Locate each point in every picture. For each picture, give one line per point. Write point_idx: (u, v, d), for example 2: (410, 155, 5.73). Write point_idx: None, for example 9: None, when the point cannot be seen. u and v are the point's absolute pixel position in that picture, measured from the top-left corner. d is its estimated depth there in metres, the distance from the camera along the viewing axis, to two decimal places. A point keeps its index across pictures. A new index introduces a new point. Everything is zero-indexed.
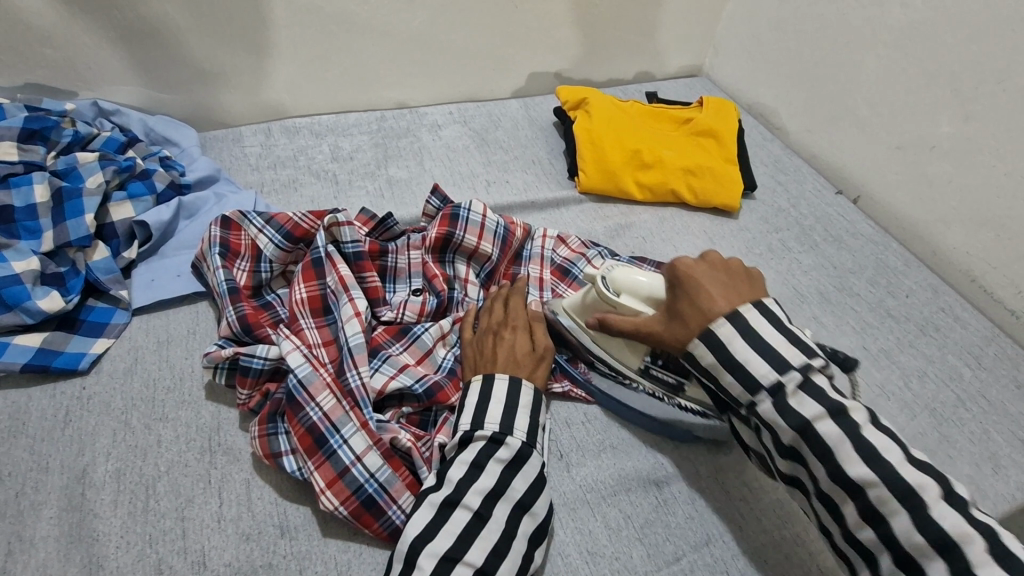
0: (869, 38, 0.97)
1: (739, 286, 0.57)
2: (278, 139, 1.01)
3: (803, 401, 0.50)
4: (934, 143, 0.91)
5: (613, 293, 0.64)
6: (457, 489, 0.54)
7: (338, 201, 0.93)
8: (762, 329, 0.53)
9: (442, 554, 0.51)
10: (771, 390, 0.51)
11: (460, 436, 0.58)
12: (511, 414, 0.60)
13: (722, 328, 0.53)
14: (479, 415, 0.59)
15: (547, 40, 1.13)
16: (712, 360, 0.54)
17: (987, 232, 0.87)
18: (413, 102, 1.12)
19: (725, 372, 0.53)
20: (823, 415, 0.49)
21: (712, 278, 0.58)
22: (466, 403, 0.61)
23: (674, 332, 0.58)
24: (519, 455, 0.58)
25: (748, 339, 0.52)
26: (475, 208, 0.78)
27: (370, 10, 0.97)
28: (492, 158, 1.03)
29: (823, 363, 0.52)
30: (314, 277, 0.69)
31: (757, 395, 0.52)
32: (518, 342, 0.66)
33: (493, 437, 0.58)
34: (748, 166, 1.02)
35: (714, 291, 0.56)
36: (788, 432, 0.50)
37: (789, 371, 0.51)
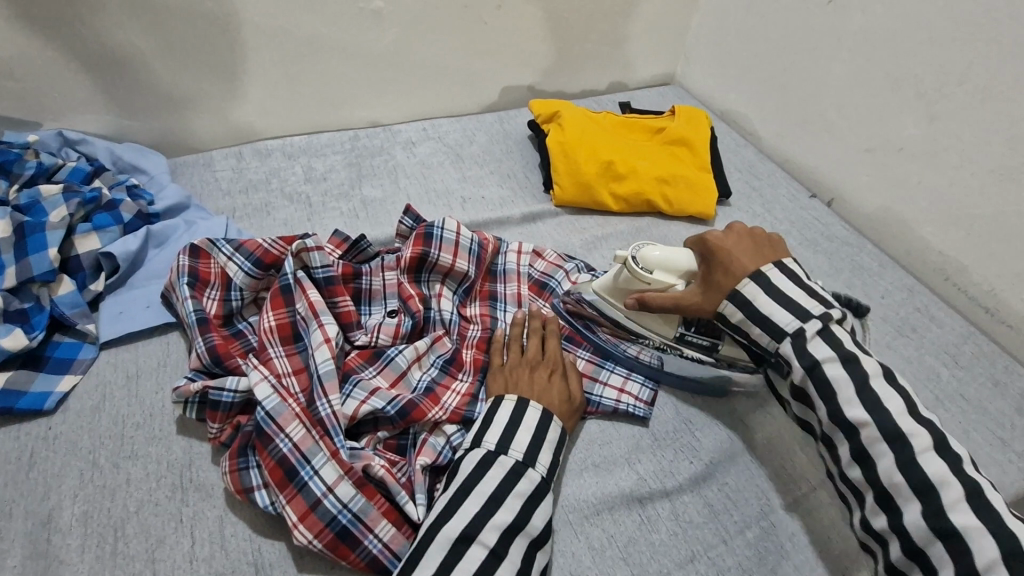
0: (833, 43, 0.99)
1: (762, 250, 0.66)
2: (249, 162, 1.00)
3: (818, 346, 0.59)
4: (902, 144, 0.92)
5: (646, 270, 0.69)
6: (473, 524, 0.53)
7: (312, 223, 0.92)
8: (781, 283, 0.62)
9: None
10: (793, 335, 0.59)
11: (483, 455, 0.58)
12: (536, 445, 0.59)
13: (747, 286, 0.62)
14: (505, 439, 0.59)
15: (518, 55, 1.14)
16: (741, 316, 0.62)
17: (958, 231, 0.88)
18: (386, 120, 1.12)
19: (753, 325, 0.62)
20: (833, 359, 0.58)
21: (741, 246, 0.66)
22: (497, 419, 0.61)
23: (706, 298, 0.66)
24: (538, 490, 0.57)
25: (769, 295, 0.61)
26: (447, 226, 0.78)
27: (339, 30, 0.97)
28: (467, 175, 1.03)
29: (840, 316, 0.61)
30: (282, 305, 0.68)
31: (781, 343, 0.60)
32: (554, 386, 0.66)
33: (516, 466, 0.57)
34: (722, 173, 1.03)
35: (743, 258, 0.64)
36: (799, 372, 0.59)
37: (809, 321, 0.60)
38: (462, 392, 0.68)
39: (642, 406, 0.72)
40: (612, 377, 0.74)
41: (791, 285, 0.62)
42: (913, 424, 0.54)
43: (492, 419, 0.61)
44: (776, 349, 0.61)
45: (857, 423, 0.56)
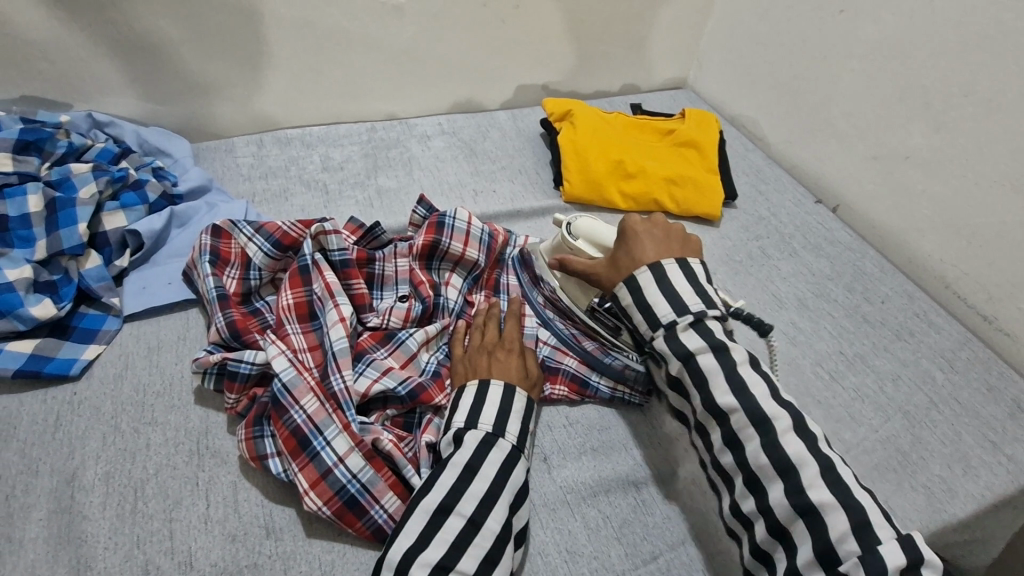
0: (844, 52, 1.00)
1: (671, 245, 0.68)
2: (270, 150, 1.03)
3: (690, 337, 0.60)
4: (907, 153, 0.94)
5: (574, 235, 0.76)
6: (449, 495, 0.56)
7: (328, 209, 0.95)
8: (676, 280, 0.63)
9: (433, 563, 0.52)
10: (666, 329, 0.61)
11: (454, 433, 0.60)
12: (504, 418, 0.62)
13: (643, 273, 0.64)
14: (474, 414, 0.61)
15: (534, 55, 1.17)
16: (629, 300, 0.64)
17: (959, 240, 0.90)
18: (403, 113, 1.15)
19: (638, 311, 0.64)
20: (703, 348, 0.59)
21: (651, 234, 0.68)
22: (461, 404, 0.63)
23: (611, 278, 0.68)
24: (510, 456, 0.60)
25: (659, 284, 0.63)
26: (459, 216, 0.81)
27: (361, 24, 1.00)
28: (479, 169, 1.05)
29: (717, 313, 0.62)
30: (300, 284, 0.70)
31: (655, 332, 0.62)
32: (512, 363, 0.67)
33: (486, 437, 0.60)
34: (729, 176, 1.04)
35: (647, 246, 0.67)
36: (674, 364, 0.61)
37: (684, 313, 0.61)
38: None
39: (637, 394, 0.73)
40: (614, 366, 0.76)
41: (682, 279, 0.63)
42: (777, 410, 0.57)
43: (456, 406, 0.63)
44: (652, 339, 0.62)
45: (751, 427, 0.53)
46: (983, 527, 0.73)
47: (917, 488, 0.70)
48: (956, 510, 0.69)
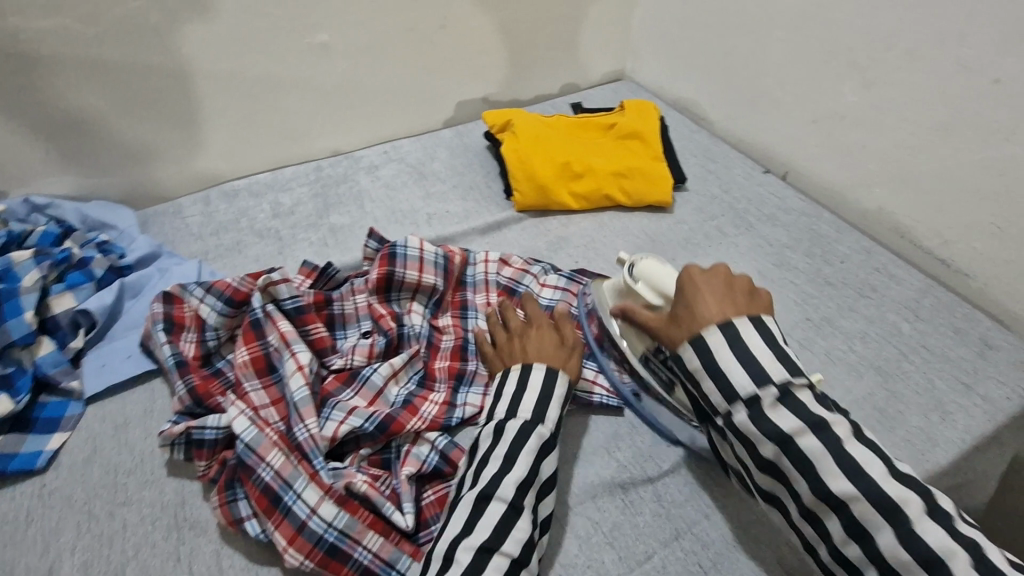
0: (768, 23, 1.02)
1: (736, 299, 0.63)
2: (217, 205, 1.02)
3: (783, 416, 0.56)
4: (842, 113, 0.95)
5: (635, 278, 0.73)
6: (490, 484, 0.57)
7: (283, 256, 0.94)
8: (749, 338, 0.59)
9: (477, 545, 0.54)
10: (747, 399, 0.57)
11: (495, 425, 0.62)
12: (544, 403, 0.63)
13: (712, 336, 0.59)
14: (514, 403, 0.63)
15: (468, 70, 1.17)
16: (698, 364, 0.60)
17: (906, 190, 0.91)
18: (347, 148, 1.15)
19: (708, 378, 0.59)
20: (802, 429, 0.55)
21: (713, 286, 0.64)
22: (503, 392, 0.65)
23: (669, 333, 0.65)
24: (547, 445, 0.61)
25: (734, 348, 0.58)
26: (411, 243, 0.81)
27: (289, 67, 1.00)
28: (430, 192, 1.05)
29: (806, 381, 0.58)
30: (254, 339, 0.69)
31: (734, 405, 0.58)
32: (547, 340, 0.70)
33: (526, 425, 0.61)
34: (676, 161, 1.05)
35: (711, 302, 0.62)
36: (769, 446, 0.56)
37: (768, 386, 0.57)
38: (440, 402, 0.71)
39: (615, 396, 0.74)
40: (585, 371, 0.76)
41: (763, 344, 0.59)
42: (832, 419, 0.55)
43: (500, 394, 0.65)
44: (728, 415, 0.58)
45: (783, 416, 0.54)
46: (969, 470, 0.74)
47: (897, 443, 0.71)
48: (938, 458, 0.69)
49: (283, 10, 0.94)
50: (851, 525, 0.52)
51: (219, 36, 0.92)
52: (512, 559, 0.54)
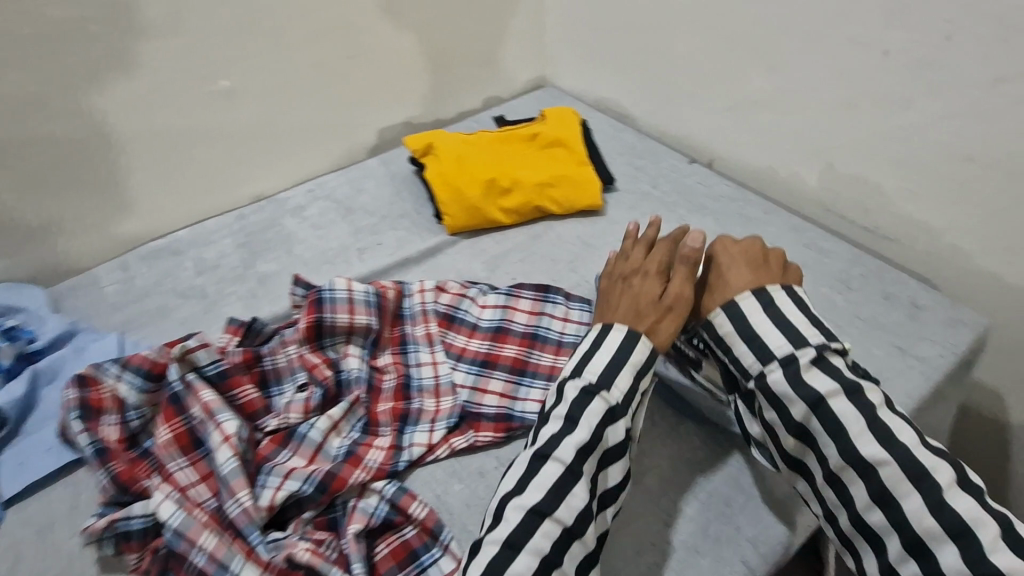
0: (671, 18, 1.03)
1: (769, 269, 0.70)
2: (137, 270, 0.97)
3: (818, 378, 0.60)
4: (753, 97, 0.97)
5: None
6: (550, 444, 0.60)
7: (211, 315, 0.90)
8: (783, 305, 0.65)
9: (530, 505, 0.56)
10: (782, 359, 0.62)
11: (561, 383, 0.65)
12: (614, 370, 0.63)
13: (746, 301, 0.66)
14: (581, 364, 0.65)
15: (384, 97, 1.15)
16: (729, 330, 0.66)
17: (823, 164, 0.93)
18: (270, 191, 1.11)
19: (741, 342, 0.65)
20: (835, 391, 0.59)
21: (748, 260, 0.70)
22: (579, 349, 0.67)
23: (704, 304, 0.70)
24: (610, 410, 0.61)
25: (767, 312, 0.65)
26: (337, 286, 0.78)
27: (195, 117, 0.97)
28: (360, 226, 1.02)
29: (839, 347, 0.63)
30: (174, 415, 0.65)
31: (770, 365, 0.63)
32: (649, 286, 0.71)
33: (588, 388, 0.62)
34: (602, 163, 1.05)
35: (742, 271, 0.69)
36: (801, 407, 0.60)
37: (805, 347, 0.62)
38: (385, 447, 0.69)
39: None
40: (532, 392, 0.75)
41: (796, 312, 0.65)
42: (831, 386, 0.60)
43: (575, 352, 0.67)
44: (762, 376, 0.63)
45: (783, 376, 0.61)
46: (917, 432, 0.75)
47: None
48: None
49: (175, 59, 0.92)
50: (847, 452, 0.58)
51: (124, 96, 0.90)
52: (565, 527, 0.56)
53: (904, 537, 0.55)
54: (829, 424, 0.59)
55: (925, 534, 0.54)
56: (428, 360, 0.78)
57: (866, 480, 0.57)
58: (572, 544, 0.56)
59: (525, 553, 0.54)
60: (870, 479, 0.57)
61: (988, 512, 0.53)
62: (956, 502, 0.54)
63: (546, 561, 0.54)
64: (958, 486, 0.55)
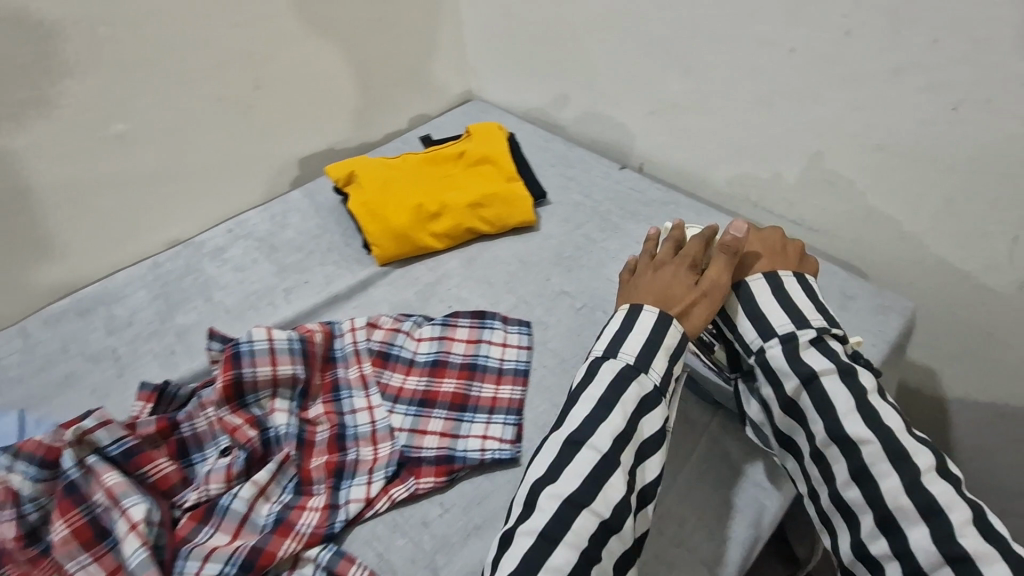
0: (585, 27, 1.02)
1: (790, 259, 0.69)
2: (39, 336, 0.89)
3: (814, 356, 0.60)
4: (673, 100, 0.97)
5: None
6: (583, 432, 0.58)
7: (124, 378, 0.83)
8: (794, 290, 0.65)
9: (566, 495, 0.54)
10: (782, 337, 0.62)
11: (593, 363, 0.62)
12: (650, 352, 0.62)
13: (760, 283, 0.66)
14: (615, 345, 0.63)
15: (300, 125, 1.10)
16: (738, 307, 0.66)
17: (747, 162, 0.94)
18: (185, 235, 1.05)
19: (745, 319, 0.65)
20: (831, 370, 0.59)
21: (772, 249, 0.70)
22: (606, 332, 0.65)
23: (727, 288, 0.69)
24: (644, 395, 0.60)
25: (776, 295, 0.65)
26: (255, 337, 0.72)
27: (110, 165, 0.93)
28: (286, 264, 0.97)
29: (838, 333, 0.62)
30: (71, 508, 0.59)
31: (771, 341, 0.63)
32: (678, 272, 0.68)
33: (628, 368, 0.61)
34: (532, 177, 1.03)
35: (767, 260, 0.68)
36: (794, 382, 0.60)
37: (806, 328, 0.62)
38: (320, 507, 0.64)
39: (508, 447, 0.69)
40: (474, 428, 0.72)
41: (803, 297, 0.65)
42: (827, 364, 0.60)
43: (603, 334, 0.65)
44: (762, 351, 0.63)
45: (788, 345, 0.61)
46: None
47: None
48: None
49: (57, 108, 0.85)
50: (834, 428, 0.58)
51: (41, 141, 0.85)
52: (601, 519, 0.53)
53: (877, 514, 0.55)
54: (818, 399, 0.59)
55: (898, 512, 0.54)
56: (363, 405, 0.74)
57: (847, 457, 0.57)
58: (607, 537, 0.53)
59: (564, 547, 0.51)
60: (851, 456, 0.57)
61: (962, 498, 0.53)
62: (931, 485, 0.54)
63: (583, 556, 0.52)
64: (936, 472, 0.54)
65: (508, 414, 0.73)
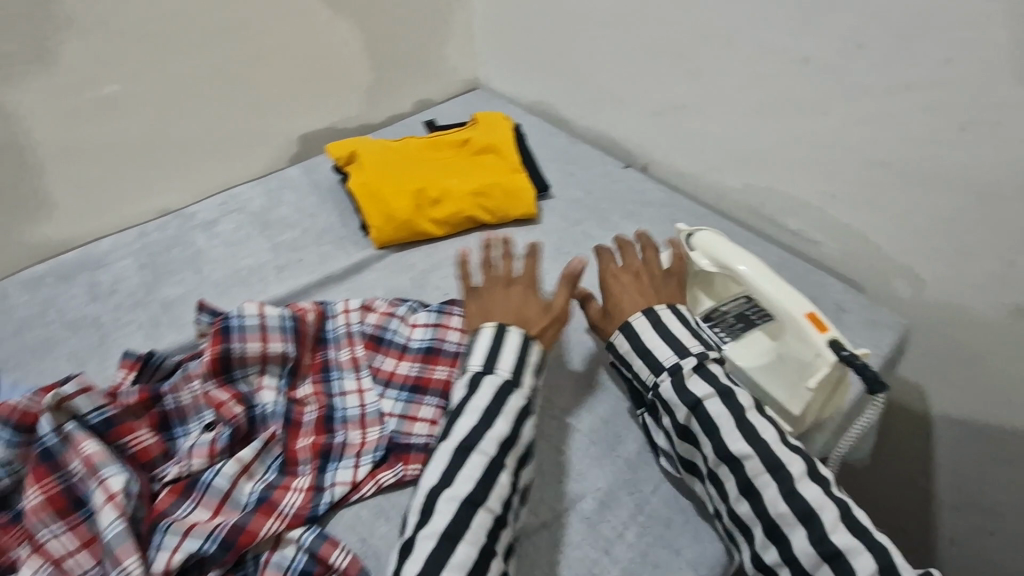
0: (597, 23, 1.02)
1: (654, 289, 0.73)
2: (17, 299, 0.86)
3: (697, 383, 0.64)
4: (680, 102, 0.97)
5: (693, 250, 0.75)
6: (469, 438, 0.59)
7: (104, 347, 0.81)
8: (667, 320, 0.69)
9: (463, 496, 0.56)
10: (670, 369, 0.66)
11: (472, 377, 0.63)
12: (521, 366, 0.64)
13: (638, 319, 0.69)
14: (491, 358, 0.64)
15: (300, 101, 1.08)
16: (627, 347, 0.69)
17: (749, 168, 0.94)
18: (177, 205, 1.03)
19: (636, 356, 0.68)
20: (712, 394, 0.63)
21: (633, 280, 0.74)
22: (478, 346, 0.65)
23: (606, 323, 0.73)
24: (524, 407, 0.63)
25: (656, 329, 0.68)
26: (245, 312, 0.71)
27: (107, 132, 0.91)
28: (278, 241, 0.95)
29: (715, 355, 0.67)
30: (47, 474, 0.57)
31: (660, 375, 0.66)
32: (533, 302, 0.71)
33: (504, 382, 0.63)
34: (535, 169, 1.02)
35: (633, 293, 0.72)
36: (682, 410, 0.64)
37: (686, 356, 0.66)
38: (304, 488, 0.63)
39: None
40: None
41: (677, 324, 0.68)
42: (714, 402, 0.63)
43: (473, 347, 0.66)
44: (656, 387, 0.66)
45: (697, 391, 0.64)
46: None
47: None
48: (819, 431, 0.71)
49: (46, 67, 0.82)
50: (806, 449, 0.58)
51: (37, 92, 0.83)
52: (494, 516, 0.56)
53: (765, 524, 0.58)
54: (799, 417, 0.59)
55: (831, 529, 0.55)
56: (354, 388, 0.72)
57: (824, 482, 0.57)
58: (500, 533, 0.56)
59: (465, 543, 0.54)
60: (736, 471, 0.60)
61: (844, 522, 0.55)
62: None
63: (481, 552, 0.54)
64: (807, 477, 0.58)
65: None
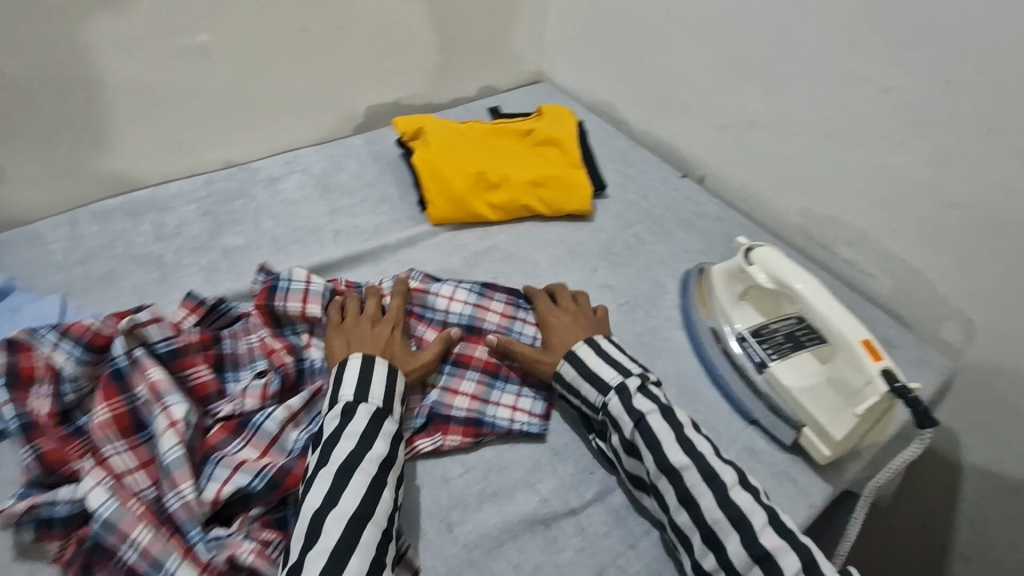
0: (676, 30, 1.02)
1: (582, 324, 0.76)
2: (87, 228, 0.90)
3: (642, 400, 0.65)
4: (751, 118, 0.96)
5: (750, 263, 0.77)
6: (357, 448, 0.58)
7: (165, 285, 0.84)
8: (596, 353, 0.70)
9: (353, 508, 0.54)
10: (617, 388, 0.66)
11: (344, 405, 0.61)
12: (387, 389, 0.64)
13: (581, 349, 0.70)
14: (366, 379, 0.63)
15: (373, 73, 1.10)
16: (573, 373, 0.69)
17: (812, 193, 0.93)
18: (242, 158, 1.05)
19: (584, 381, 0.68)
20: (655, 411, 0.63)
21: (561, 318, 0.76)
22: (346, 376, 0.64)
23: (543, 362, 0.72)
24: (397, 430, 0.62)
25: (599, 355, 0.70)
26: (295, 275, 0.73)
27: (184, 75, 0.92)
28: (337, 206, 0.97)
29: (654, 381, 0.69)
30: (116, 394, 0.61)
31: (608, 396, 0.66)
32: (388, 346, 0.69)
33: (377, 409, 0.62)
34: (594, 167, 1.03)
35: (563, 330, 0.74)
36: (628, 425, 0.64)
37: (630, 376, 0.67)
38: None
39: (536, 421, 0.70)
40: (503, 397, 0.72)
41: (606, 358, 0.70)
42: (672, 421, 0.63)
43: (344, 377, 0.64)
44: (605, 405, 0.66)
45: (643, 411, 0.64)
46: None
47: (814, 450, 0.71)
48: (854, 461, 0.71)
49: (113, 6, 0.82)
50: None
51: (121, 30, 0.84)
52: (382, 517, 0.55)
53: (702, 531, 0.58)
54: None
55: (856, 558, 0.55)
56: None
57: None
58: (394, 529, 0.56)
59: (360, 546, 0.53)
60: (676, 484, 0.60)
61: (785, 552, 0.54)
62: None
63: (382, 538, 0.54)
64: (739, 485, 0.59)
65: (538, 391, 0.73)
